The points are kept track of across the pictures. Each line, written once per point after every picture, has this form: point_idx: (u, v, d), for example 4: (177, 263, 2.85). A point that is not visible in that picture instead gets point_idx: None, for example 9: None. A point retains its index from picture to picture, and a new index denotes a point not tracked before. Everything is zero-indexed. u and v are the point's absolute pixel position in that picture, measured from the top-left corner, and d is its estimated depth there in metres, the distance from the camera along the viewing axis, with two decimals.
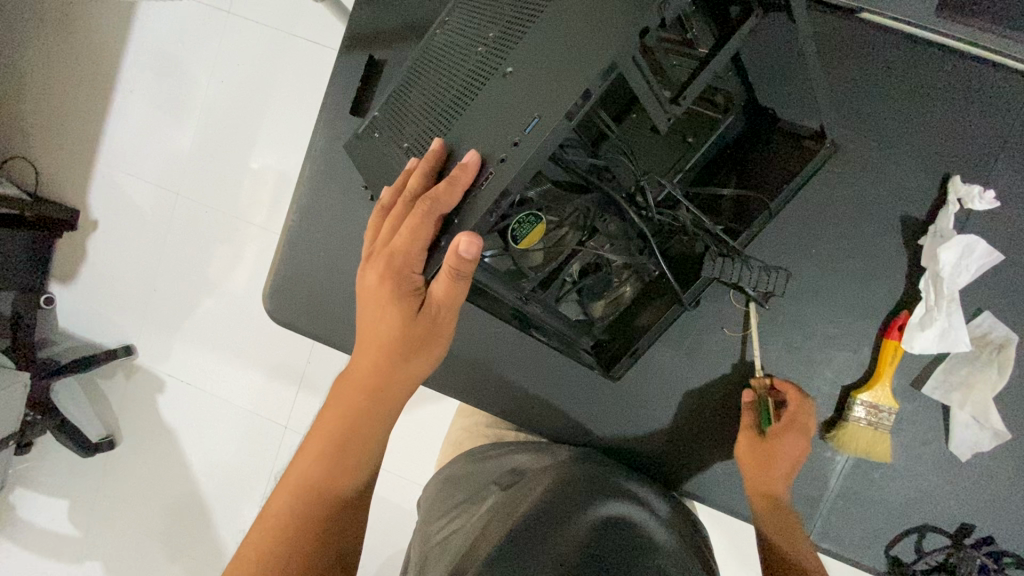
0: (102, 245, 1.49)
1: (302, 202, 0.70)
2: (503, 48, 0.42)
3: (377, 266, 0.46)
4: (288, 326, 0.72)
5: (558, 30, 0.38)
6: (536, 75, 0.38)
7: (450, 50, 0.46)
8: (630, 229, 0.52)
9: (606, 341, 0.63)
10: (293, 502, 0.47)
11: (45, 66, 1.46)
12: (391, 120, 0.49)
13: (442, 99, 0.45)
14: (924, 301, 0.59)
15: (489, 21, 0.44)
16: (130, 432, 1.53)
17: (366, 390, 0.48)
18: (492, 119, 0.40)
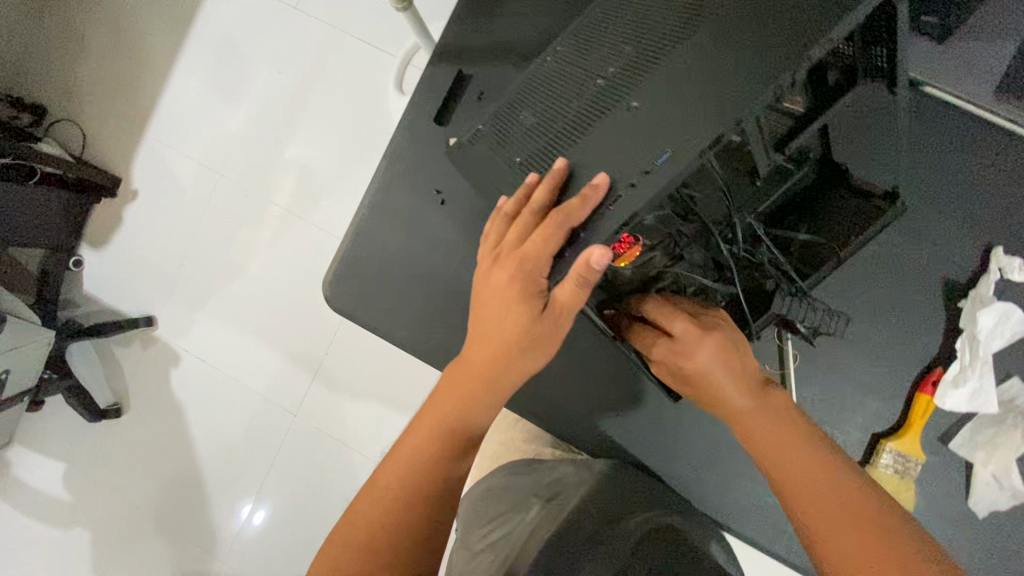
0: (138, 215, 1.52)
1: (372, 197, 0.73)
2: (626, 82, 0.45)
3: (504, 269, 0.51)
4: (342, 315, 0.75)
5: (695, 75, 0.42)
6: (669, 114, 0.43)
7: (564, 76, 0.50)
8: (711, 258, 0.57)
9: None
10: (406, 476, 0.53)
11: (108, 37, 1.51)
12: (495, 134, 0.52)
13: (557, 122, 0.49)
14: (959, 360, 0.62)
15: (606, 53, 0.48)
16: (139, 404, 1.54)
17: (480, 379, 0.53)
18: (615, 148, 0.45)
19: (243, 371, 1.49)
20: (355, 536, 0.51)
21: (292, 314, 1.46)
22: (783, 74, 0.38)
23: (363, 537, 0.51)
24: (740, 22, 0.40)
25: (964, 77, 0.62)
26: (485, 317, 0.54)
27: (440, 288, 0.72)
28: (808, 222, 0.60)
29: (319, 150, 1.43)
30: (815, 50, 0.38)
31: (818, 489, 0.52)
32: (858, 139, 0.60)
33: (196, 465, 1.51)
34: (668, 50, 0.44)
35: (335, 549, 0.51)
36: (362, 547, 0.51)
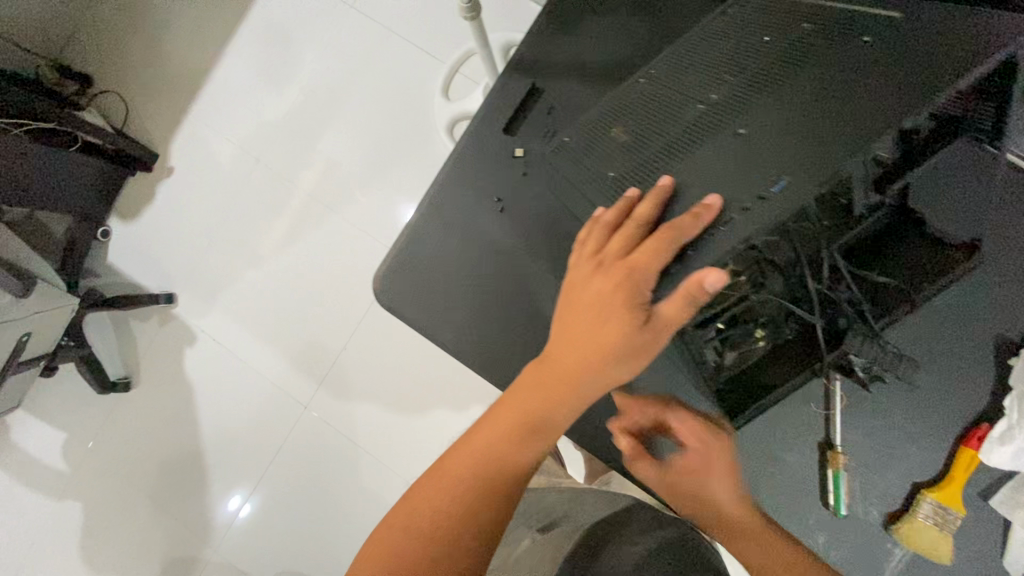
0: (171, 192, 1.53)
1: (431, 197, 0.74)
2: (728, 107, 0.49)
3: (609, 276, 0.54)
4: (389, 311, 0.75)
5: (806, 108, 0.45)
6: (779, 142, 0.45)
7: (663, 101, 0.54)
8: (791, 289, 0.59)
9: (733, 391, 0.64)
10: (474, 468, 0.55)
11: (163, 15, 1.53)
12: (587, 148, 0.56)
13: (655, 140, 0.52)
14: (1008, 418, 0.61)
15: (707, 80, 0.52)
16: (149, 381, 1.53)
17: (564, 381, 0.54)
18: (717, 171, 0.48)
19: (258, 358, 1.49)
20: (421, 510, 0.54)
21: (316, 307, 1.46)
22: (904, 118, 0.41)
23: (426, 516, 0.54)
24: (853, 65, 0.44)
25: None
26: (578, 319, 0.55)
27: (491, 293, 0.72)
28: (879, 263, 0.61)
29: (358, 147, 1.45)
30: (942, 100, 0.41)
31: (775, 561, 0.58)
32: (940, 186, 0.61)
33: (199, 448, 1.50)
34: (774, 82, 0.47)
35: (401, 521, 0.54)
36: (428, 523, 0.53)
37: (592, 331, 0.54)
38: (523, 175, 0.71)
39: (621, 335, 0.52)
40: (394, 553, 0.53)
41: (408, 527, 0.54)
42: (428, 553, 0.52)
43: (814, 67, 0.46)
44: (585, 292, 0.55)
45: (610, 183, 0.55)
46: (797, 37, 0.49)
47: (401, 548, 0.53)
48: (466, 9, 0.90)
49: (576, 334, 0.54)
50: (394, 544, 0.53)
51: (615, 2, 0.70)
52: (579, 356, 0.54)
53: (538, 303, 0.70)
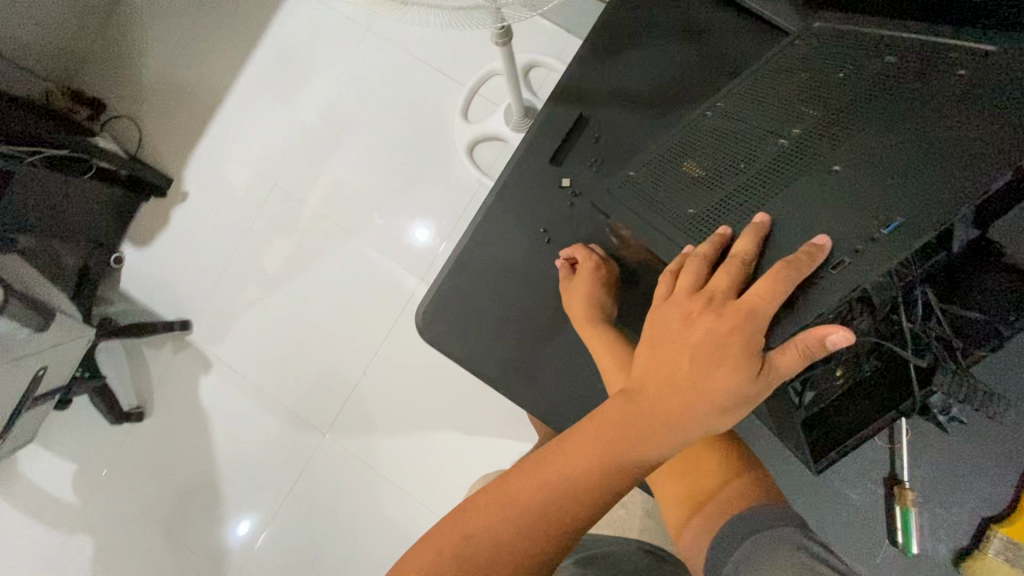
0: (186, 217, 1.51)
1: (474, 228, 0.72)
2: (815, 145, 0.54)
3: (715, 314, 0.51)
4: (433, 345, 0.73)
5: (897, 150, 0.49)
6: (877, 181, 0.49)
7: (749, 136, 0.58)
8: (875, 329, 0.58)
9: (813, 428, 0.63)
10: (550, 493, 0.49)
11: (178, 41, 1.52)
12: (665, 178, 0.61)
13: (741, 174, 0.57)
14: None
15: (792, 117, 0.57)
16: (164, 410, 1.49)
17: (659, 417, 0.50)
18: (809, 206, 0.52)
19: (275, 384, 1.46)
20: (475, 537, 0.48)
21: (335, 332, 1.43)
22: (1005, 162, 0.43)
23: (491, 534, 0.47)
24: (942, 107, 0.49)
25: None
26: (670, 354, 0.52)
27: (537, 326, 0.70)
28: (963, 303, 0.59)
29: (375, 169, 1.43)
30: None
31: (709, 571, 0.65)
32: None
33: (215, 478, 1.46)
34: (859, 125, 0.53)
35: (453, 541, 0.48)
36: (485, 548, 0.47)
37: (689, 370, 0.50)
38: (570, 206, 0.70)
39: (727, 381, 0.49)
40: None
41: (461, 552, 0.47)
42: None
43: (907, 108, 0.50)
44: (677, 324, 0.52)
45: (689, 220, 0.59)
46: (882, 78, 0.53)
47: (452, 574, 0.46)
48: (499, 35, 0.90)
49: (673, 367, 0.51)
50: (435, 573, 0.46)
51: (661, 31, 0.70)
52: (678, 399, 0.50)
53: None
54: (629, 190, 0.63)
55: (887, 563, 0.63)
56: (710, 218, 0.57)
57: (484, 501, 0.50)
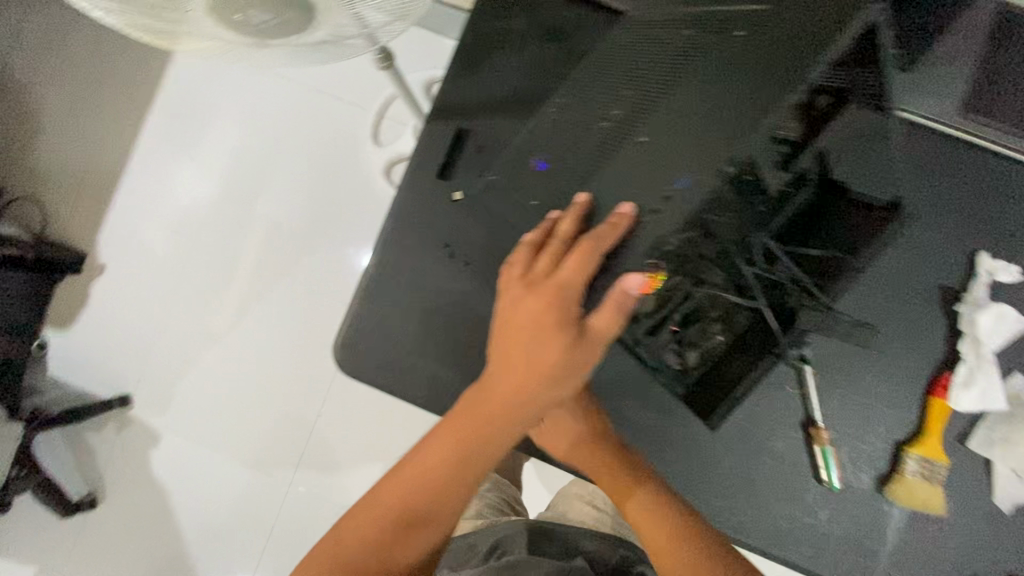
0: (106, 289, 1.44)
1: (378, 254, 0.72)
2: (635, 121, 0.52)
3: (540, 295, 0.55)
4: (356, 377, 0.72)
5: (696, 104, 0.48)
6: (679, 140, 0.48)
7: (577, 122, 0.56)
8: (731, 279, 0.58)
9: (700, 389, 0.63)
10: (409, 488, 0.56)
11: (66, 108, 1.45)
12: (516, 177, 0.58)
13: (574, 162, 0.55)
14: (965, 362, 0.65)
15: (613, 96, 0.54)
16: (118, 492, 1.42)
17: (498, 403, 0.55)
18: (634, 181, 0.52)
19: (230, 443, 1.41)
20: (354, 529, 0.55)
21: (284, 379, 1.40)
22: (783, 99, 0.44)
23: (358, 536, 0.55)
24: (730, 54, 0.48)
25: (926, 99, 0.67)
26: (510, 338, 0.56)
27: (456, 340, 0.71)
28: None
29: (295, 207, 1.40)
30: (817, 71, 0.43)
31: None
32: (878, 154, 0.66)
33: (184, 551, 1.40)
34: (664, 84, 0.51)
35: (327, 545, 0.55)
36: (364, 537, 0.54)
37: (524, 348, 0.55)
38: (466, 218, 0.71)
39: (556, 349, 0.54)
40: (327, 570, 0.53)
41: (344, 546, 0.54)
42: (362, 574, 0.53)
43: (707, 67, 0.49)
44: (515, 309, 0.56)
45: (534, 211, 0.57)
46: (686, 42, 0.51)
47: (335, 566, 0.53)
48: (379, 60, 0.90)
49: (507, 352, 0.56)
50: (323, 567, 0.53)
51: (523, 37, 0.72)
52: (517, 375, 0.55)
53: None
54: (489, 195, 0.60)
55: (821, 502, 0.66)
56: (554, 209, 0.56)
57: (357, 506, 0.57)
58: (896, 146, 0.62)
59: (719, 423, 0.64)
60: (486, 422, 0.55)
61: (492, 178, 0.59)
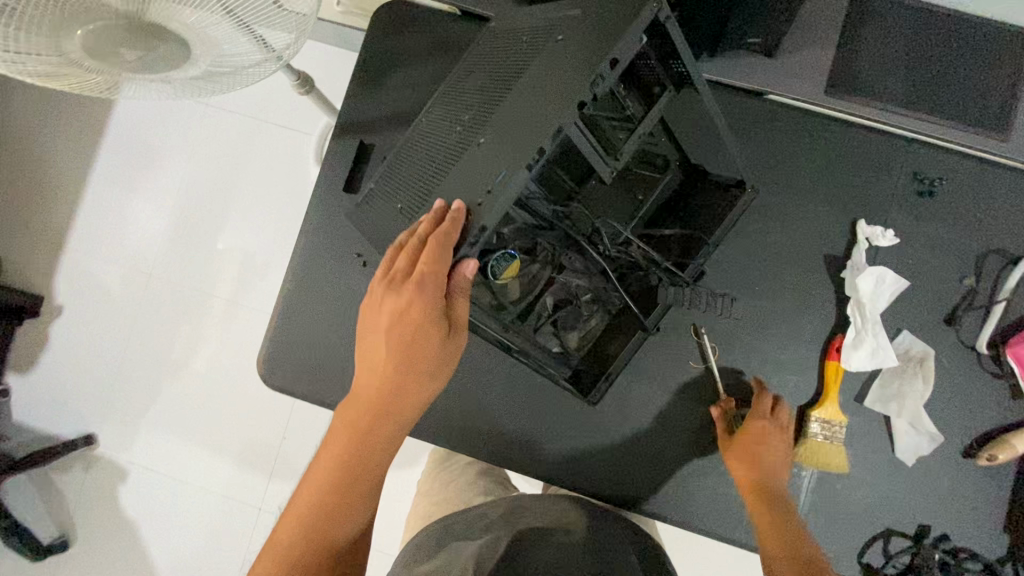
0: (65, 330, 1.43)
1: (296, 270, 0.75)
2: (478, 127, 0.53)
3: (398, 299, 0.51)
4: (282, 390, 0.75)
5: (524, 104, 0.50)
6: (508, 137, 0.50)
7: (434, 134, 0.58)
8: (592, 265, 0.63)
9: (584, 369, 0.68)
10: (299, 528, 0.51)
11: (13, 154, 1.45)
12: (386, 191, 0.60)
13: (427, 170, 0.56)
14: (853, 324, 0.68)
15: (463, 107, 0.57)
16: (87, 536, 1.40)
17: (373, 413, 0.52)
18: (469, 178, 0.51)
19: (197, 475, 1.40)
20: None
21: (248, 406, 1.41)
22: (586, 90, 0.47)
23: None
24: (556, 55, 0.50)
25: (794, 80, 0.70)
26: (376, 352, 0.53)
27: None
28: (686, 222, 0.65)
29: (248, 235, 1.43)
30: (612, 62, 0.47)
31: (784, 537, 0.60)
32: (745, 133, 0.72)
33: None
34: (504, 90, 0.53)
35: None
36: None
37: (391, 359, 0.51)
38: None
39: (425, 351, 0.51)
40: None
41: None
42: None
43: (534, 69, 0.51)
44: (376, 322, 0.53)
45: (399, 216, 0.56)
46: (522, 50, 0.54)
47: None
48: (297, 85, 0.89)
49: (373, 364, 0.53)
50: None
51: (416, 52, 0.75)
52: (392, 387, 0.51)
53: None
54: (363, 213, 0.61)
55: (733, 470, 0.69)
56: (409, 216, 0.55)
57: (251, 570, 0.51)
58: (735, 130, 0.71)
59: (598, 400, 0.67)
60: (358, 440, 0.52)
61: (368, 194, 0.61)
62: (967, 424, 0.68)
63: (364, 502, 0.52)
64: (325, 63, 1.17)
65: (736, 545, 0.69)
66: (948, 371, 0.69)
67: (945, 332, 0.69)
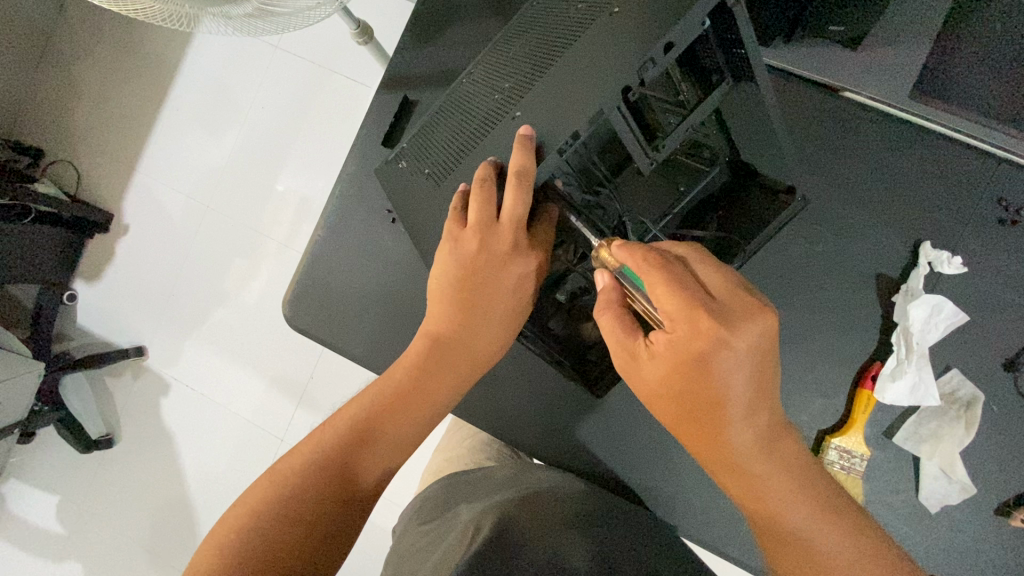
0: (131, 248, 1.52)
1: (330, 218, 0.77)
2: (516, 97, 0.52)
3: (491, 257, 0.55)
4: (303, 331, 0.78)
5: (568, 82, 0.48)
6: (544, 116, 0.49)
7: (472, 97, 0.57)
8: None
9: (594, 362, 0.65)
10: (348, 439, 0.57)
11: (101, 76, 1.52)
12: (417, 148, 0.60)
13: (462, 136, 0.56)
14: (895, 354, 0.63)
15: (505, 73, 0.55)
16: (127, 440, 1.49)
17: (441, 360, 0.59)
18: (501, 146, 0.52)
19: (229, 400, 1.45)
20: (280, 489, 0.53)
21: (282, 342, 1.43)
22: (630, 77, 0.45)
23: (288, 489, 0.53)
24: (608, 27, 0.47)
25: (877, 78, 0.65)
26: (456, 291, 0.58)
27: (392, 302, 0.74)
28: (726, 225, 0.61)
29: (305, 180, 1.42)
30: (663, 44, 0.43)
31: (771, 487, 0.51)
32: (808, 133, 0.66)
33: (182, 501, 1.45)
34: (549, 60, 0.50)
35: (259, 501, 0.52)
36: (292, 510, 0.52)
37: (469, 315, 0.58)
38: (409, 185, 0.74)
39: (503, 316, 0.58)
40: (228, 553, 0.48)
41: (266, 509, 0.51)
42: (295, 541, 0.50)
43: (581, 42, 0.48)
44: (469, 264, 0.56)
45: (425, 179, 0.59)
46: (575, 17, 0.50)
47: (266, 530, 0.50)
48: (357, 34, 0.87)
49: (452, 311, 0.59)
50: (243, 543, 0.49)
51: (472, 11, 0.74)
52: (467, 339, 0.59)
53: None
54: (389, 168, 0.61)
55: None
56: (441, 174, 0.57)
57: (292, 463, 0.55)
58: (795, 130, 0.66)
59: (603, 394, 0.65)
60: (424, 376, 0.59)
61: (399, 154, 0.61)
62: (1008, 481, 0.62)
63: (409, 440, 0.60)
64: (392, 13, 1.16)
65: (725, 559, 0.67)
66: (995, 421, 0.63)
67: (1001, 378, 0.63)
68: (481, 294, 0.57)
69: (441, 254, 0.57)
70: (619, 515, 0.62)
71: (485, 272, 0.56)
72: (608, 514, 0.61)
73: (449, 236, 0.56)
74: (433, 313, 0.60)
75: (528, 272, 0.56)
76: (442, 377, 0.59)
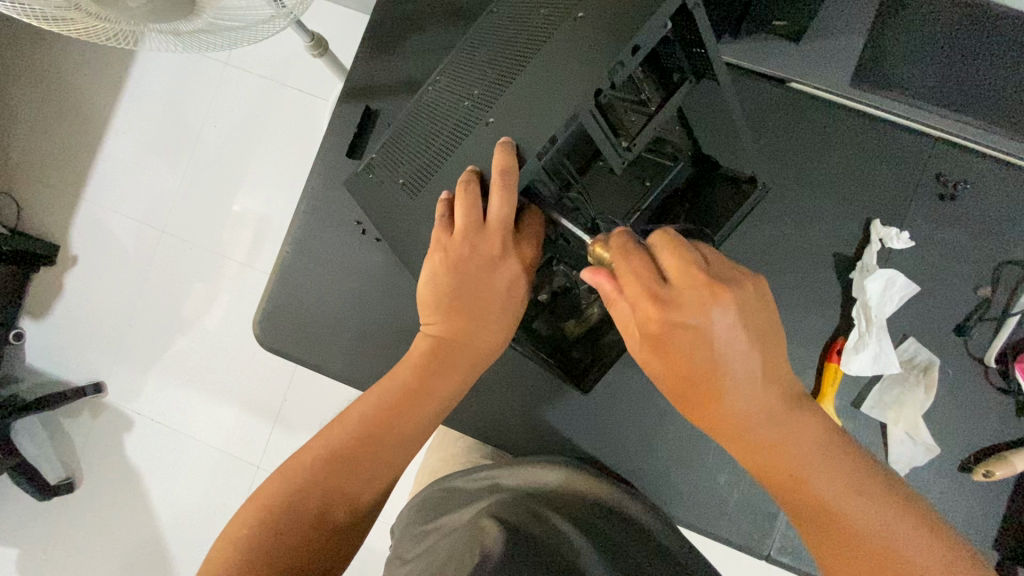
0: (81, 280, 1.44)
1: (297, 234, 0.76)
2: (487, 105, 0.54)
3: (480, 262, 0.55)
4: (275, 351, 0.76)
5: (541, 88, 0.50)
6: (518, 120, 0.51)
7: (439, 107, 0.59)
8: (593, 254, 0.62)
9: (577, 358, 0.66)
10: (352, 439, 0.57)
11: (37, 103, 1.44)
12: (387, 160, 0.61)
13: (434, 143, 0.57)
14: (856, 327, 0.66)
15: (472, 79, 0.57)
16: (89, 483, 1.41)
17: (437, 367, 0.59)
18: (480, 156, 0.53)
19: (200, 430, 1.39)
20: (295, 482, 0.54)
21: (252, 366, 1.39)
22: (602, 80, 0.46)
23: (299, 485, 0.54)
24: (575, 33, 0.49)
25: (817, 67, 0.69)
26: (448, 296, 0.57)
27: (366, 314, 0.73)
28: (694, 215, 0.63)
29: (265, 198, 1.39)
30: (631, 48, 0.46)
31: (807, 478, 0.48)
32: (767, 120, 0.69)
33: (156, 542, 1.38)
34: (518, 69, 0.52)
35: (275, 495, 0.54)
36: (304, 507, 0.53)
37: (464, 317, 0.58)
38: None
39: (497, 318, 0.58)
40: (242, 548, 0.50)
41: (281, 504, 0.53)
42: (305, 541, 0.52)
43: (548, 47, 0.51)
44: (463, 271, 0.56)
45: (401, 189, 0.59)
46: (536, 25, 0.53)
47: (280, 529, 0.52)
48: (311, 46, 0.84)
49: (448, 314, 0.58)
50: (261, 541, 0.51)
51: (428, 20, 0.74)
52: (462, 342, 0.59)
53: (414, 313, 0.72)
54: (359, 179, 0.62)
55: (719, 465, 0.68)
56: (417, 182, 0.58)
57: (302, 462, 0.56)
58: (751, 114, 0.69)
59: (590, 389, 0.66)
60: (422, 382, 0.59)
61: (368, 164, 0.62)
62: (968, 437, 0.66)
63: (409, 447, 0.59)
64: (345, 26, 1.15)
65: (711, 537, 0.69)
66: (949, 382, 0.67)
67: (953, 343, 0.67)
68: (476, 297, 0.57)
69: (432, 259, 0.57)
70: (606, 508, 0.63)
71: (479, 278, 0.56)
72: (596, 509, 0.63)
73: (439, 245, 0.56)
74: (429, 317, 0.60)
75: (517, 275, 0.56)
76: (441, 381, 0.59)
